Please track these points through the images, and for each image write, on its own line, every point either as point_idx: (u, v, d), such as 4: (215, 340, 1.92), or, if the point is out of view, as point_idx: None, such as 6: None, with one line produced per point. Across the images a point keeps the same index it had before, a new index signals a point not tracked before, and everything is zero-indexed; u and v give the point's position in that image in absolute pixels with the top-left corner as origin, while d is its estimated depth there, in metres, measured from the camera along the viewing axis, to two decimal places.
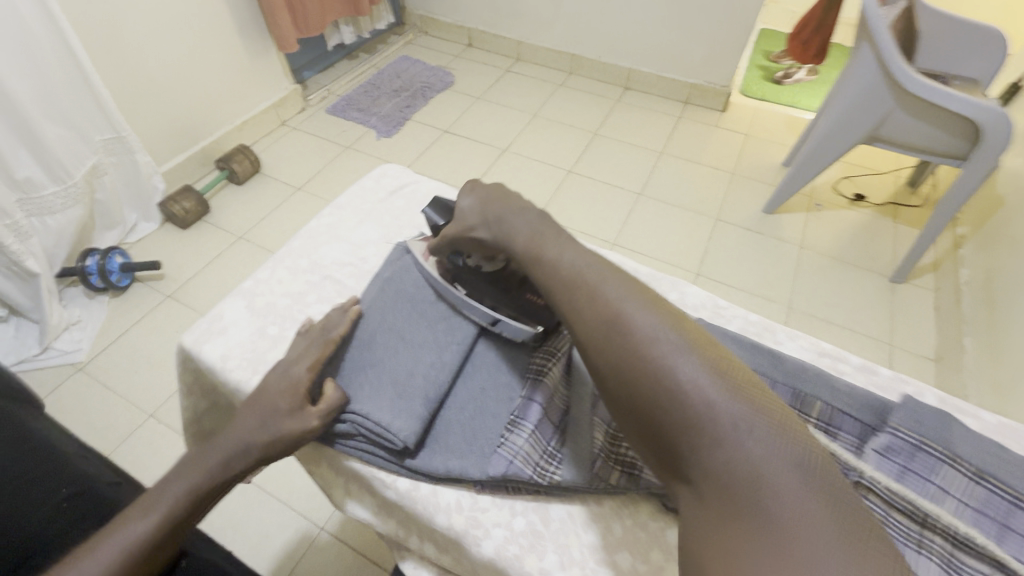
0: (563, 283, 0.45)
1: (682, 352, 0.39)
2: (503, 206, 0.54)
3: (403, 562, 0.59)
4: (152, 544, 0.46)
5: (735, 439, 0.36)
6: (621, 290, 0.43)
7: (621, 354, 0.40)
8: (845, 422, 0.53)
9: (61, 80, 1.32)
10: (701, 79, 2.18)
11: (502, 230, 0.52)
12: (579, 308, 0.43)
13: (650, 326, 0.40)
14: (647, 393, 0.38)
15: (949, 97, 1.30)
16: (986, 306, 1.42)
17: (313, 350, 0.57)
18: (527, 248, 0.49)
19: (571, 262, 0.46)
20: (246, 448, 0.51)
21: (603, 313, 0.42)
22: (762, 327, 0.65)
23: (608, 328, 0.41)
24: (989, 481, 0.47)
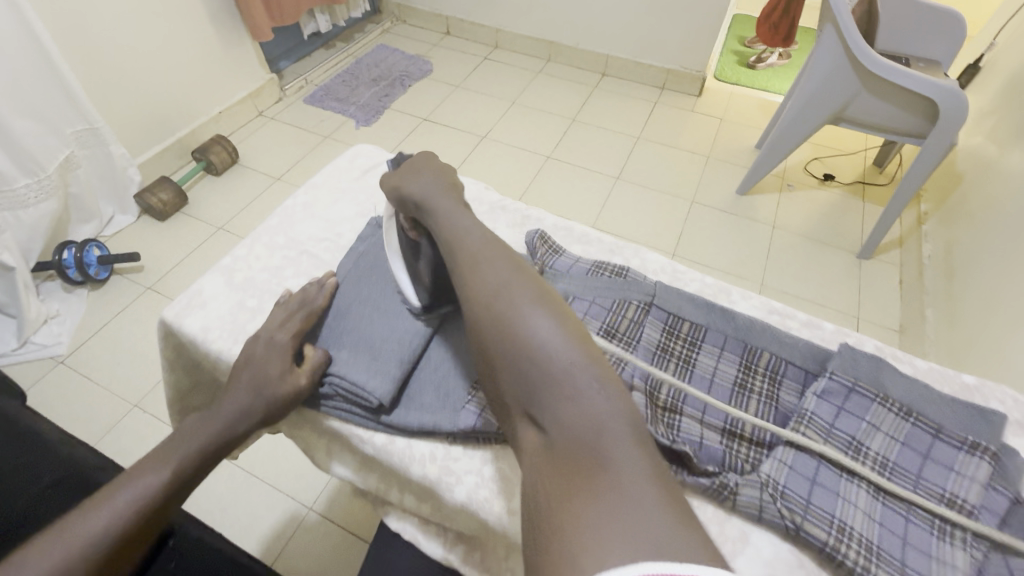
0: (454, 253, 0.53)
1: (534, 310, 0.46)
2: (430, 185, 0.59)
3: (387, 517, 0.63)
4: (164, 495, 0.47)
5: (572, 387, 0.42)
6: (487, 256, 0.51)
7: (486, 310, 0.47)
8: (789, 370, 0.57)
9: (28, 71, 1.30)
10: (676, 64, 2.22)
11: (434, 203, 0.58)
12: (460, 272, 0.51)
13: (511, 290, 0.48)
14: (502, 346, 0.45)
15: (906, 76, 1.36)
16: (944, 278, 1.49)
17: (292, 319, 0.60)
18: (436, 221, 0.56)
19: (465, 238, 0.53)
20: (247, 411, 0.53)
21: (474, 279, 0.49)
22: (717, 289, 0.70)
23: (475, 290, 0.49)
24: (916, 417, 0.52)
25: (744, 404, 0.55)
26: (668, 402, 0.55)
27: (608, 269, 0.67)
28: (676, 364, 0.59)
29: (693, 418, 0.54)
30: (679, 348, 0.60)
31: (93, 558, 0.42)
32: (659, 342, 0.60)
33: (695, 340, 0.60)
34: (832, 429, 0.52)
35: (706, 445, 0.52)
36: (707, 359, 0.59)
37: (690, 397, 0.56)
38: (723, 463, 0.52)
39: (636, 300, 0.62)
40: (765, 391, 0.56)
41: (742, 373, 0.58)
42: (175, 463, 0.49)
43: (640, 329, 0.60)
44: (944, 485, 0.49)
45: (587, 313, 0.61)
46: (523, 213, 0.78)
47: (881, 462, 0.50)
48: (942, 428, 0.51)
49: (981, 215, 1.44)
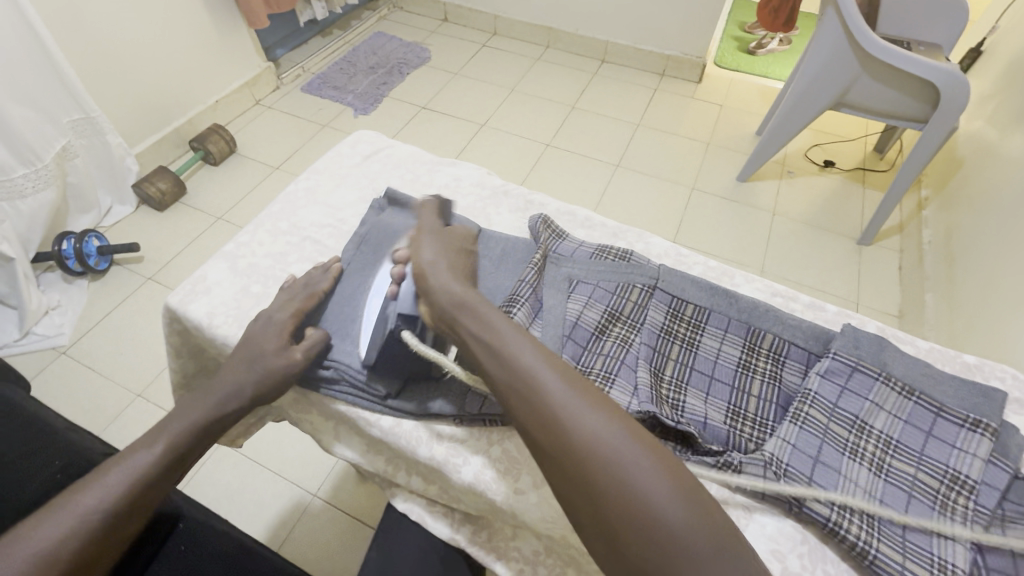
0: (516, 377, 0.44)
1: (639, 458, 0.39)
2: (455, 282, 0.53)
3: (394, 499, 0.64)
4: (157, 471, 0.48)
5: (705, 563, 0.36)
6: (563, 385, 0.43)
7: (581, 463, 0.39)
8: (792, 351, 0.58)
9: (23, 59, 1.29)
10: (676, 50, 2.20)
11: (474, 305, 0.50)
12: (533, 405, 0.43)
13: (604, 432, 0.40)
14: (611, 513, 0.38)
15: (908, 61, 1.35)
16: (944, 262, 1.49)
17: (296, 301, 0.60)
18: (479, 328, 0.48)
19: (528, 357, 0.45)
20: (240, 388, 0.54)
21: (556, 420, 0.41)
22: (720, 272, 0.70)
23: (558, 434, 0.41)
24: (917, 395, 0.53)
25: (747, 385, 0.56)
26: (672, 383, 0.56)
27: (611, 253, 0.67)
28: (680, 347, 0.59)
29: (697, 398, 0.56)
30: (683, 330, 0.60)
31: (82, 536, 0.44)
32: (664, 324, 0.60)
33: (699, 322, 0.60)
34: (835, 408, 0.52)
35: (710, 426, 0.53)
36: (711, 341, 0.59)
37: (694, 378, 0.57)
38: (727, 442, 0.53)
39: (640, 283, 0.62)
40: (769, 372, 0.57)
41: (746, 355, 0.58)
42: (165, 441, 0.50)
43: (644, 312, 0.61)
44: (947, 461, 0.49)
45: (591, 297, 0.61)
46: (527, 197, 0.78)
47: (884, 440, 0.51)
48: (943, 405, 0.52)
49: (981, 199, 1.44)
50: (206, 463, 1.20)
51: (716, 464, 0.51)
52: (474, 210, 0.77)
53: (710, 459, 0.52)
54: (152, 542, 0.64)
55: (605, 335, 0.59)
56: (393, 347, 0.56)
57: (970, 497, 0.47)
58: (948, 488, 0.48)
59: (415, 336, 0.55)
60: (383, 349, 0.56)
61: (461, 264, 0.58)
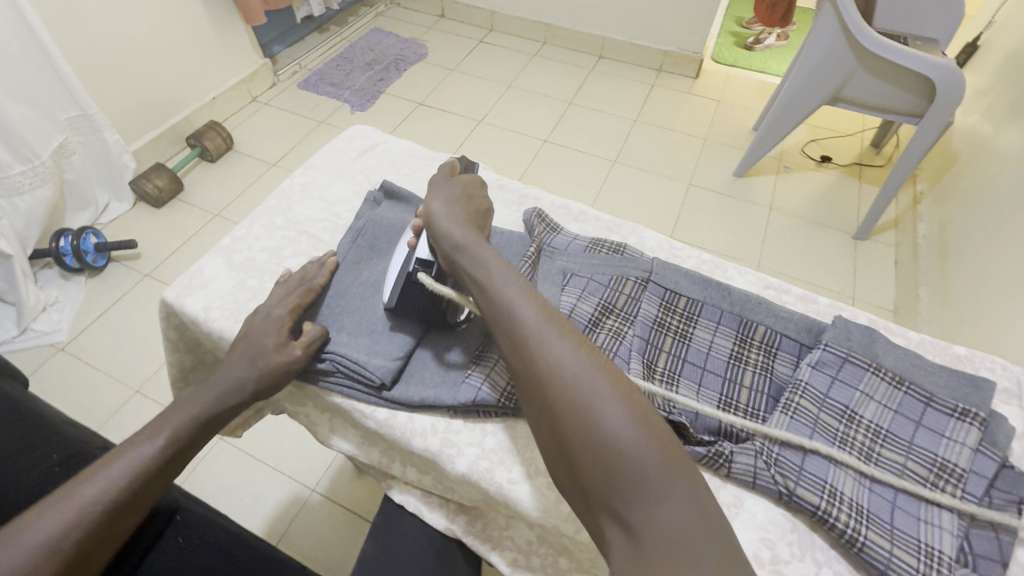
0: (501, 309, 0.48)
1: (600, 385, 0.42)
2: (458, 229, 0.56)
3: (390, 491, 0.64)
4: (159, 464, 0.50)
5: (655, 481, 0.38)
6: (543, 318, 0.46)
7: (547, 383, 0.43)
8: (784, 343, 0.58)
9: (19, 56, 1.29)
10: (673, 46, 2.20)
11: (472, 248, 0.53)
12: (512, 333, 0.46)
13: (572, 360, 0.43)
14: (568, 429, 0.41)
15: (904, 55, 1.35)
16: (939, 257, 1.50)
17: (293, 296, 0.60)
18: (475, 268, 0.52)
19: (512, 293, 0.49)
20: (241, 383, 0.55)
21: (530, 346, 0.45)
22: (714, 265, 0.71)
23: (530, 358, 0.44)
24: (908, 385, 0.53)
25: (739, 376, 0.57)
26: (664, 374, 0.57)
27: (605, 246, 0.67)
28: (673, 339, 0.59)
29: (690, 388, 0.56)
30: (676, 323, 0.60)
31: (86, 526, 0.45)
32: (656, 317, 0.60)
33: (692, 315, 0.61)
34: (826, 399, 0.53)
35: (702, 415, 0.53)
36: (704, 333, 0.60)
37: (687, 369, 0.57)
38: (719, 432, 0.53)
39: (633, 276, 0.63)
40: (761, 363, 0.57)
41: (738, 347, 0.58)
42: (167, 434, 0.51)
43: (637, 305, 0.61)
44: (935, 451, 0.50)
45: (585, 290, 0.62)
46: (522, 191, 0.78)
47: (873, 430, 0.51)
48: (933, 395, 0.52)
49: (975, 194, 1.45)
50: (204, 458, 1.20)
51: (707, 454, 0.52)
52: None
53: (702, 449, 0.52)
54: (150, 534, 0.65)
55: (598, 327, 0.59)
56: (409, 290, 0.59)
57: (957, 485, 0.48)
58: (936, 476, 0.49)
59: (430, 277, 0.57)
60: (401, 294, 0.59)
61: (472, 212, 0.60)
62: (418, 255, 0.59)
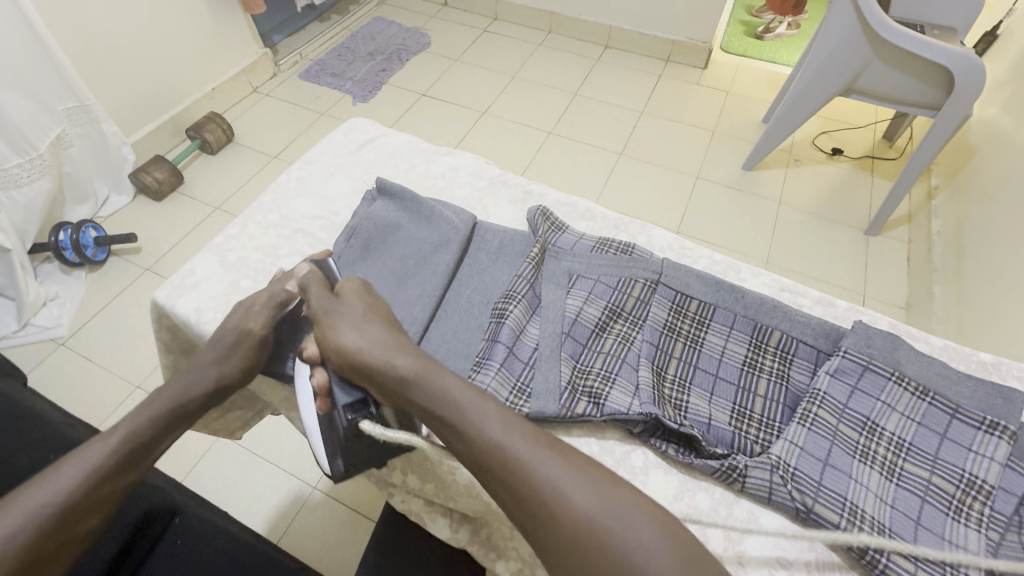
0: (488, 450, 0.42)
1: (620, 519, 0.39)
2: (396, 353, 0.50)
3: (391, 500, 0.63)
4: (112, 463, 0.45)
5: None
6: (537, 451, 0.42)
7: (577, 537, 0.38)
8: (800, 349, 0.55)
9: (15, 47, 1.26)
10: (682, 35, 2.14)
11: (427, 376, 0.47)
12: (509, 479, 0.41)
13: (588, 499, 0.39)
14: None
15: (922, 44, 1.30)
16: (955, 255, 1.46)
17: (270, 287, 0.61)
18: (438, 403, 0.46)
19: (492, 424, 0.44)
20: (204, 374, 0.53)
21: (539, 492, 0.40)
22: (726, 266, 0.68)
23: (547, 510, 0.39)
24: (932, 396, 0.50)
25: (753, 385, 0.54)
26: (675, 382, 0.55)
27: (613, 246, 0.64)
28: (684, 344, 0.57)
29: (701, 397, 0.54)
30: (687, 328, 0.58)
31: (30, 535, 0.41)
32: (666, 321, 0.58)
33: (704, 319, 0.58)
34: (845, 409, 0.50)
35: (713, 427, 0.51)
36: (716, 338, 0.57)
37: (698, 378, 0.55)
38: (732, 444, 0.51)
39: (642, 278, 0.60)
40: (776, 370, 0.55)
41: (752, 353, 0.56)
42: (122, 432, 0.47)
43: (646, 308, 0.58)
44: (963, 465, 0.47)
45: (592, 292, 0.59)
46: (526, 188, 0.76)
47: (896, 443, 0.49)
48: (958, 406, 0.50)
49: (993, 189, 1.41)
50: (205, 456, 1.19)
51: (721, 467, 0.49)
52: (470, 201, 0.74)
53: (714, 463, 0.50)
54: (147, 538, 0.63)
55: (606, 332, 0.57)
56: (349, 446, 0.51)
57: (986, 503, 0.45)
58: (964, 492, 0.46)
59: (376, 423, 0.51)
60: (345, 454, 0.51)
61: (388, 323, 0.54)
62: (342, 403, 0.51)
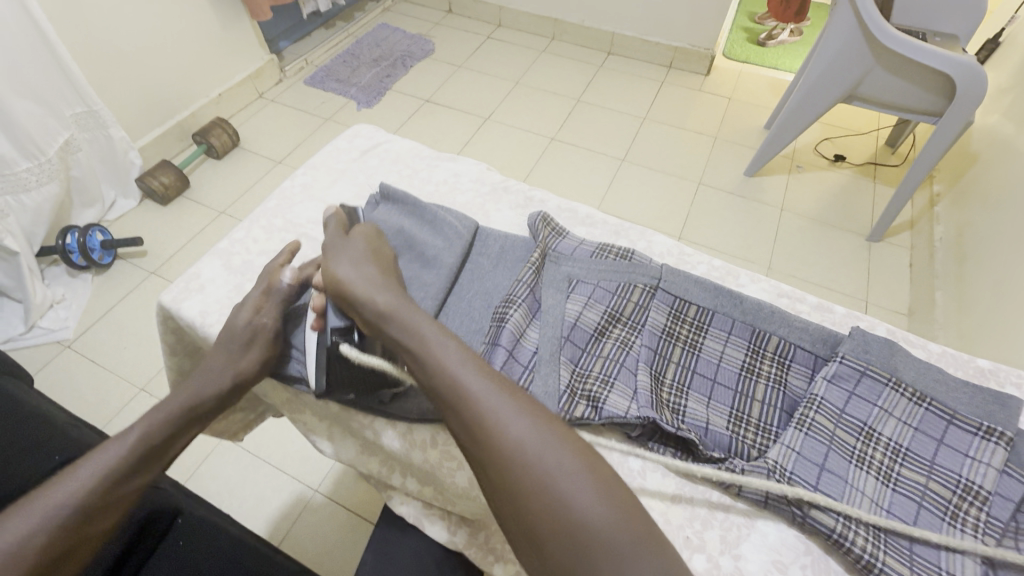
0: (442, 381, 0.44)
1: (551, 451, 0.40)
2: (379, 290, 0.52)
3: (390, 502, 0.64)
4: (129, 463, 0.47)
5: (627, 554, 0.36)
6: (487, 384, 0.43)
7: (502, 463, 0.40)
8: (798, 355, 0.56)
9: (26, 53, 1.28)
10: (684, 42, 2.16)
11: (398, 313, 0.50)
12: (456, 407, 0.43)
13: (529, 433, 0.41)
14: (535, 515, 0.38)
15: (922, 51, 1.31)
16: (957, 262, 1.46)
17: (267, 285, 0.61)
18: (406, 335, 0.48)
19: (451, 358, 0.45)
20: (216, 378, 0.54)
21: (479, 421, 0.41)
22: (726, 272, 0.68)
23: (481, 436, 0.41)
24: (929, 402, 0.51)
25: (750, 390, 0.54)
26: (673, 387, 0.55)
27: (612, 252, 0.65)
28: (682, 349, 0.57)
29: (699, 402, 0.54)
30: (686, 333, 0.58)
31: (49, 533, 0.42)
32: (665, 326, 0.58)
33: (702, 324, 0.58)
34: (842, 415, 0.51)
35: (711, 432, 0.52)
36: (714, 343, 0.57)
37: (696, 383, 0.55)
38: (729, 448, 0.51)
39: (641, 283, 0.61)
40: (774, 376, 0.55)
41: (750, 358, 0.56)
42: (138, 433, 0.49)
43: (645, 313, 0.59)
44: (959, 471, 0.47)
45: (591, 297, 0.60)
46: (527, 194, 0.77)
47: (893, 449, 0.49)
48: (955, 412, 0.50)
49: (995, 195, 1.41)
50: (208, 458, 1.20)
51: (718, 472, 0.50)
52: (472, 207, 0.75)
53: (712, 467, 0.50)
54: (150, 538, 0.64)
55: (605, 337, 0.58)
56: (332, 366, 0.55)
57: (982, 509, 0.46)
58: (959, 498, 0.46)
59: (354, 348, 0.55)
60: (329, 373, 0.55)
61: (382, 267, 0.57)
62: (332, 324, 0.55)
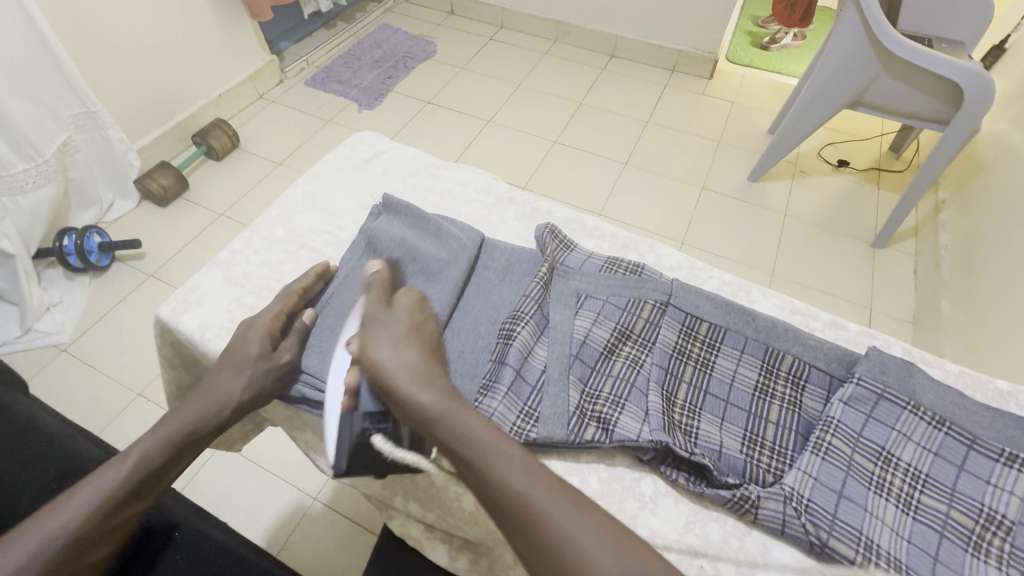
0: (508, 498, 0.42)
1: None
2: (427, 386, 0.48)
3: (392, 522, 0.62)
4: (125, 490, 0.45)
5: None
6: (558, 504, 0.41)
7: None
8: (813, 374, 0.54)
9: (23, 53, 1.26)
10: (688, 45, 2.14)
11: (450, 414, 0.46)
12: (527, 528, 0.41)
13: (607, 563, 0.39)
14: None
15: (931, 59, 1.29)
16: (963, 270, 1.44)
17: (276, 302, 0.60)
18: (461, 441, 0.45)
19: (516, 472, 0.43)
20: (215, 400, 0.52)
21: (555, 548, 0.39)
22: (737, 286, 0.67)
23: (559, 566, 0.39)
24: (949, 426, 0.49)
25: (764, 412, 0.53)
26: (685, 408, 0.54)
27: (622, 266, 0.64)
28: (694, 368, 0.56)
29: (712, 424, 0.53)
30: (697, 351, 0.57)
31: (42, 565, 0.41)
32: (676, 343, 0.57)
33: (714, 342, 0.57)
34: (860, 438, 0.49)
35: (725, 455, 0.50)
36: (726, 362, 0.56)
37: (708, 404, 0.54)
38: (744, 473, 0.50)
39: (652, 299, 0.59)
40: (788, 397, 0.54)
41: (763, 378, 0.55)
42: (134, 459, 0.47)
43: (656, 330, 0.58)
44: (981, 499, 0.46)
45: (600, 313, 0.58)
46: (533, 205, 0.75)
47: (912, 474, 0.48)
48: (976, 437, 0.48)
49: (1002, 203, 1.40)
50: (206, 465, 1.18)
51: (732, 498, 0.48)
52: (477, 217, 0.74)
53: (726, 492, 0.49)
54: (148, 551, 0.61)
55: (615, 355, 0.56)
56: (361, 452, 0.51)
57: (1006, 540, 0.44)
58: (981, 528, 0.45)
59: (386, 440, 0.50)
60: (352, 458, 0.51)
61: (428, 351, 0.52)
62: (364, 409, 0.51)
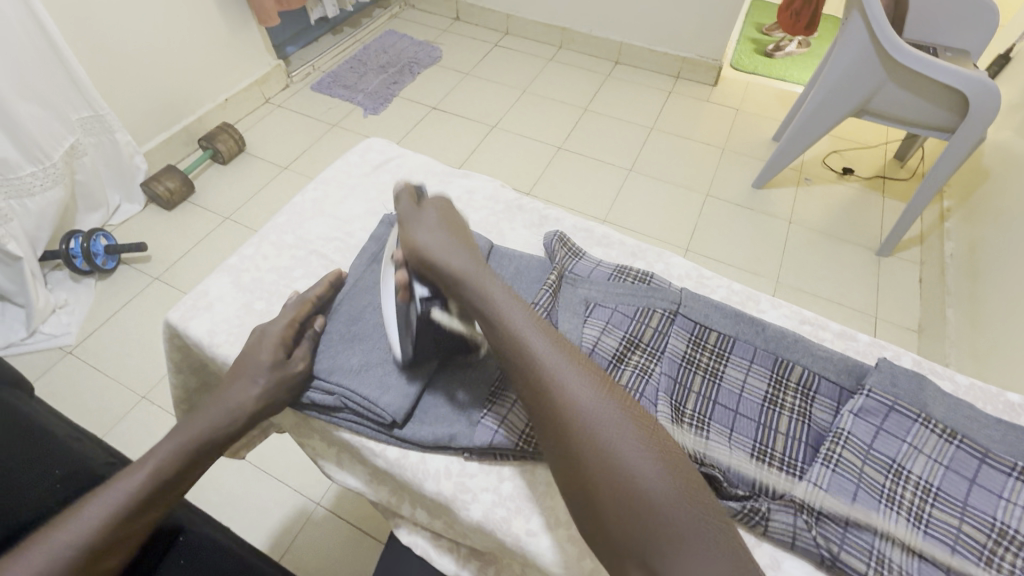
0: (516, 349, 0.46)
1: (620, 426, 0.41)
2: (458, 256, 0.52)
3: (399, 529, 0.63)
4: (138, 499, 0.46)
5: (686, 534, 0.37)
6: (559, 356, 0.45)
7: (571, 432, 0.41)
8: (823, 386, 0.54)
9: (33, 58, 1.27)
10: (692, 52, 2.15)
11: (474, 278, 0.50)
12: (528, 375, 0.45)
13: (596, 405, 0.42)
14: (598, 485, 0.39)
15: (935, 68, 1.30)
16: (968, 279, 1.44)
17: (289, 311, 0.60)
18: (481, 301, 0.49)
19: (526, 330, 0.47)
20: (228, 409, 0.52)
21: (551, 392, 0.43)
22: (746, 296, 0.67)
23: (551, 406, 0.43)
24: (960, 439, 0.49)
25: (774, 422, 0.53)
26: (694, 418, 0.53)
27: (630, 275, 0.64)
28: (703, 378, 0.56)
29: (722, 435, 0.52)
30: (706, 361, 0.57)
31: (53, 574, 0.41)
32: (685, 353, 0.57)
33: (723, 352, 0.57)
34: (870, 451, 0.49)
35: (735, 466, 0.50)
36: (736, 372, 0.56)
37: (717, 414, 0.54)
38: (754, 485, 0.50)
39: (660, 308, 0.59)
40: (798, 408, 0.53)
41: (773, 389, 0.55)
42: (148, 468, 0.47)
43: (665, 340, 0.58)
44: (993, 514, 0.46)
45: (609, 322, 0.59)
46: (542, 212, 0.75)
47: (923, 487, 0.47)
48: (988, 451, 0.48)
49: (1008, 212, 1.39)
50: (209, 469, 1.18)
51: (742, 510, 0.49)
52: (486, 224, 0.74)
53: (736, 504, 0.49)
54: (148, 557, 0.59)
55: (623, 363, 0.56)
56: (420, 336, 0.55)
57: (1018, 555, 0.44)
58: (994, 542, 0.45)
59: (446, 314, 0.54)
60: (416, 341, 0.55)
61: (458, 234, 0.57)
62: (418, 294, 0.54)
